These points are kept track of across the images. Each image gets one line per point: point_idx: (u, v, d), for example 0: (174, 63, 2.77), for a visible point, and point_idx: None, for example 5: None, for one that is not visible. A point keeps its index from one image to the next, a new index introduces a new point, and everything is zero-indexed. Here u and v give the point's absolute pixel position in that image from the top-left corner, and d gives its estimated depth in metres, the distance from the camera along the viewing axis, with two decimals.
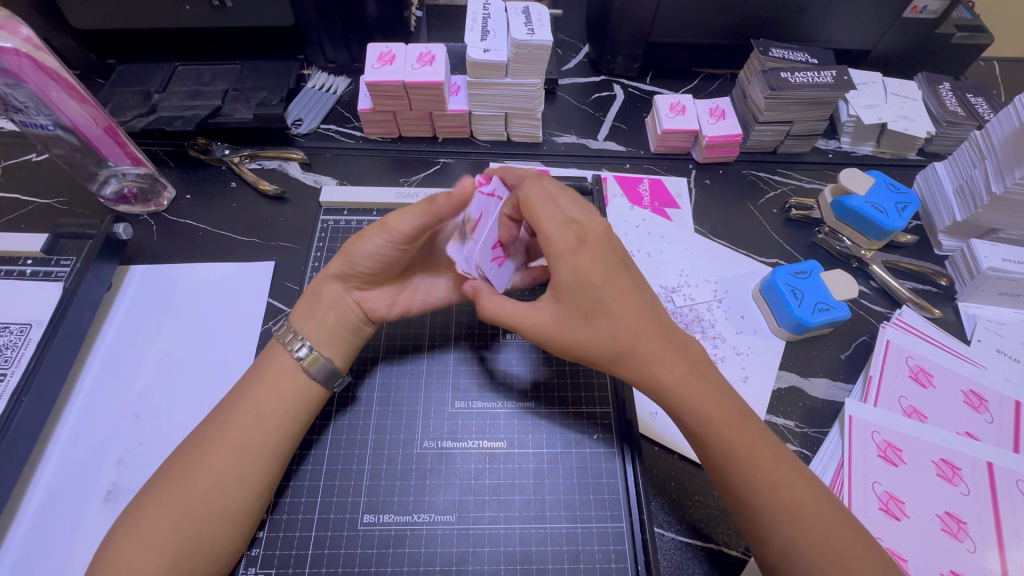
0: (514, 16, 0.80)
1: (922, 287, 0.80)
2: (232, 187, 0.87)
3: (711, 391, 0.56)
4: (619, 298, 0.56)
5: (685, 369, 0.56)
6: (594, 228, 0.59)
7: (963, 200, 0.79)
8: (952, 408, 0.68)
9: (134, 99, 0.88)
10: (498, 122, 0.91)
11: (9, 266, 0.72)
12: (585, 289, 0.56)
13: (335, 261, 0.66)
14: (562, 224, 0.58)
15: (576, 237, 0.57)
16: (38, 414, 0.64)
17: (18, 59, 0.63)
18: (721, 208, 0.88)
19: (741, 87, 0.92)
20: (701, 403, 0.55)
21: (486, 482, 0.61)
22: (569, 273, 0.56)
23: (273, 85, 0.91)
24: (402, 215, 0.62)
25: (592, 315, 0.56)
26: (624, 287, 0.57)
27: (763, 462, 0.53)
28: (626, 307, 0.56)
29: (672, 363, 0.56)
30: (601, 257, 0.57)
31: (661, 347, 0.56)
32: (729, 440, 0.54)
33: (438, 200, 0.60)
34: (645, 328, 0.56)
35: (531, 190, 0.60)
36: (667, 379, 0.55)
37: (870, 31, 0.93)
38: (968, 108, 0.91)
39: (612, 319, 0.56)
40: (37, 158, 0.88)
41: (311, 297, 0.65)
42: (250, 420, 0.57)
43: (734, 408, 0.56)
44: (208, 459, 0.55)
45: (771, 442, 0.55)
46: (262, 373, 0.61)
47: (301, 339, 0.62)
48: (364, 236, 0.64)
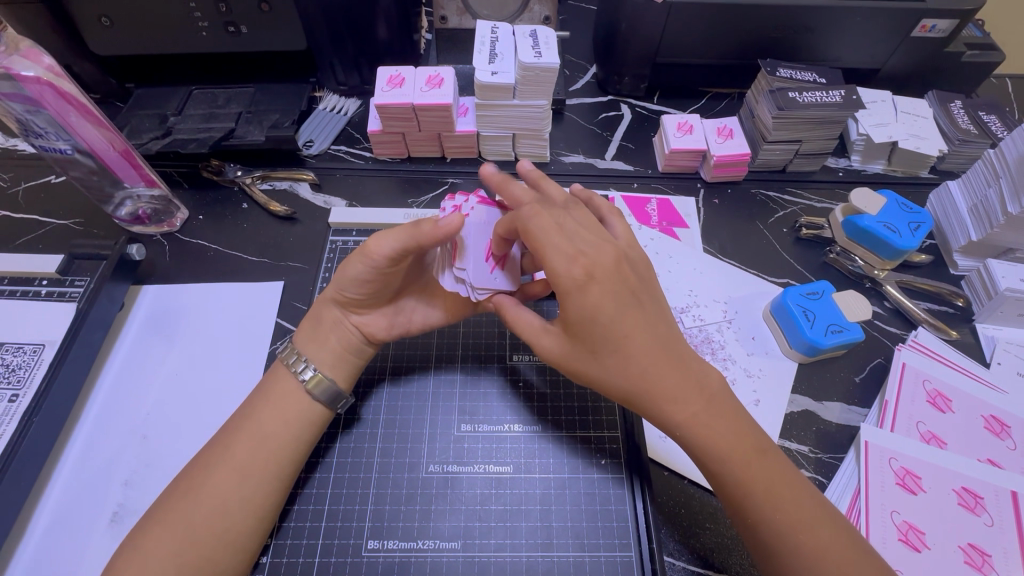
0: (522, 39, 0.81)
1: (938, 308, 0.79)
2: (243, 208, 0.88)
3: (725, 428, 0.55)
4: (628, 335, 0.55)
5: (700, 407, 0.55)
6: (603, 258, 0.56)
7: (979, 220, 0.78)
8: (973, 434, 0.66)
9: (150, 122, 0.90)
10: (507, 142, 0.91)
11: (26, 286, 0.73)
12: (594, 327, 0.55)
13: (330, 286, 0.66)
14: (569, 258, 0.55)
15: (585, 271, 0.55)
16: (48, 434, 0.64)
17: (39, 87, 0.65)
18: (730, 228, 0.87)
19: (749, 107, 0.92)
20: (715, 438, 0.54)
21: (493, 508, 0.60)
22: (575, 310, 0.55)
23: (285, 108, 0.93)
24: (382, 240, 0.59)
25: (601, 352, 0.56)
26: (634, 324, 0.55)
27: (782, 501, 0.52)
28: (635, 344, 0.55)
29: (685, 400, 0.55)
30: (612, 290, 0.55)
31: (675, 382, 0.55)
32: (739, 474, 0.53)
33: (424, 227, 0.57)
34: (654, 364, 0.55)
35: (535, 221, 0.57)
36: (680, 416, 0.55)
37: (879, 50, 0.93)
38: (981, 126, 0.90)
39: (622, 357, 0.55)
40: (56, 180, 0.90)
41: (313, 320, 0.65)
42: (252, 443, 0.57)
43: (751, 444, 0.55)
44: (209, 484, 0.54)
45: (789, 478, 0.54)
46: (267, 394, 0.61)
47: (305, 362, 0.62)
48: (347, 261, 0.63)
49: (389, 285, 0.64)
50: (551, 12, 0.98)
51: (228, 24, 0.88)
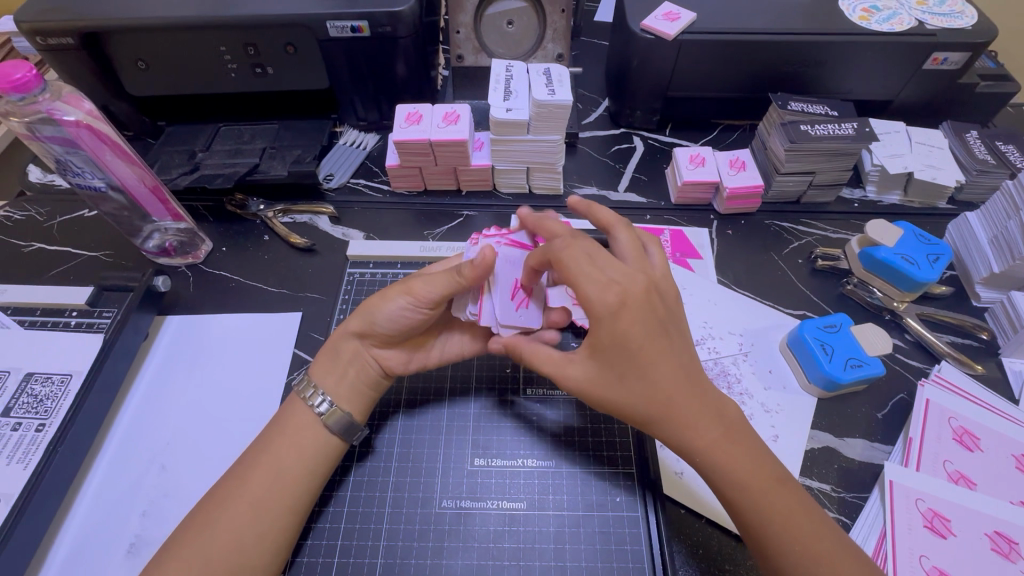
0: (536, 77, 0.83)
1: (961, 341, 0.77)
2: (265, 240, 0.90)
3: (745, 459, 0.54)
4: (655, 361, 0.55)
5: (719, 435, 0.55)
6: (636, 286, 0.56)
7: (1000, 251, 0.77)
8: (1003, 475, 0.63)
9: (179, 158, 0.94)
10: (521, 176, 0.93)
11: (57, 317, 0.76)
12: (622, 352, 0.55)
13: (355, 318, 0.66)
14: (602, 286, 0.55)
15: (617, 297, 0.55)
16: (71, 464, 0.65)
17: (78, 131, 0.69)
18: (744, 259, 0.87)
19: (761, 139, 0.93)
20: (734, 468, 0.54)
21: (506, 546, 0.59)
22: (605, 335, 0.55)
23: (308, 144, 0.96)
24: (428, 282, 0.63)
25: (626, 377, 0.56)
26: (661, 350, 0.55)
27: (801, 535, 0.51)
28: (662, 371, 0.55)
29: (703, 430, 0.55)
30: (643, 318, 0.55)
31: (695, 414, 0.55)
32: (760, 507, 0.53)
33: (465, 270, 0.61)
34: (678, 392, 0.55)
35: (566, 253, 0.57)
36: (701, 444, 0.55)
37: (891, 82, 0.94)
38: (999, 156, 0.89)
39: (647, 383, 0.55)
40: (89, 214, 0.94)
41: (330, 353, 0.66)
42: (269, 477, 0.57)
43: (770, 475, 0.54)
44: (224, 518, 0.55)
45: (810, 514, 0.53)
46: (282, 427, 0.62)
47: (319, 392, 0.63)
48: (387, 298, 0.65)
49: (422, 323, 0.67)
50: (564, 50, 1.01)
51: (256, 66, 0.92)
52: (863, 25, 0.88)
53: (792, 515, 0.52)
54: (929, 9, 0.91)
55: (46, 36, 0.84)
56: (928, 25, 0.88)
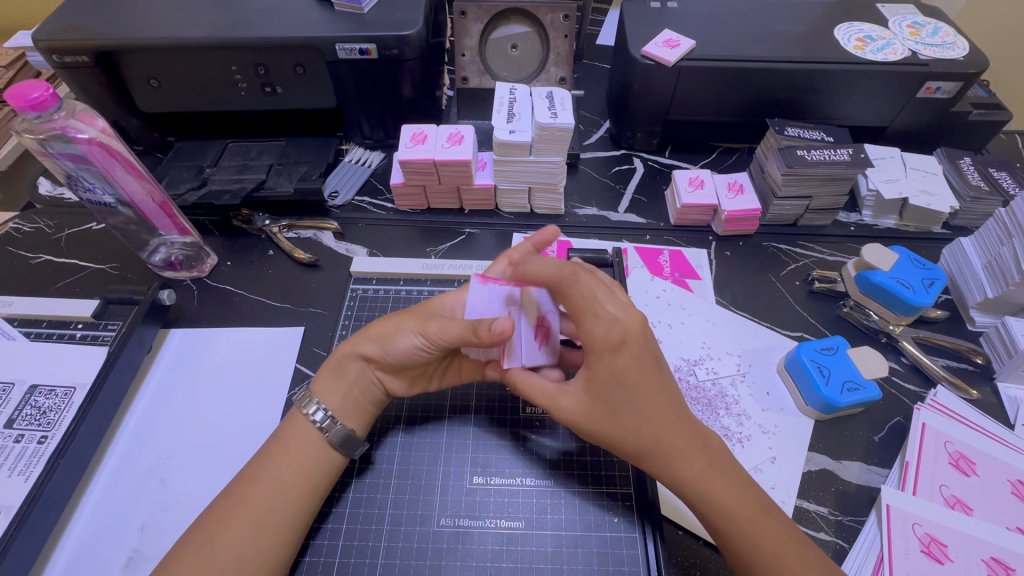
0: (539, 100, 0.85)
1: (957, 365, 0.78)
2: (269, 255, 0.92)
3: (735, 492, 0.55)
4: (649, 397, 0.57)
5: (706, 468, 0.56)
6: (634, 325, 0.58)
7: (993, 277, 0.78)
8: (999, 500, 0.64)
9: (188, 174, 0.96)
10: (522, 196, 0.95)
11: (62, 329, 0.77)
12: (618, 387, 0.57)
13: (364, 341, 0.67)
14: (607, 325, 0.57)
15: (619, 337, 0.57)
16: (71, 476, 0.66)
17: (90, 147, 0.71)
18: (742, 280, 0.88)
19: (759, 163, 0.95)
20: (725, 499, 0.55)
21: (503, 566, 0.60)
22: (603, 371, 0.57)
23: (314, 161, 0.98)
24: (442, 324, 0.64)
25: (621, 412, 0.57)
26: (655, 386, 0.57)
27: (785, 559, 0.52)
28: (655, 407, 0.57)
29: (691, 464, 0.56)
30: (639, 356, 0.57)
31: (685, 448, 0.56)
32: (755, 540, 0.53)
33: (479, 334, 0.60)
34: (670, 427, 0.57)
35: (573, 287, 0.60)
36: (693, 476, 0.56)
37: (885, 109, 0.96)
38: (992, 183, 0.91)
39: (641, 417, 0.56)
40: (96, 227, 0.95)
41: (335, 369, 0.66)
42: (272, 494, 0.58)
43: (757, 505, 0.55)
44: (226, 534, 0.55)
45: (790, 535, 0.54)
46: (282, 444, 0.62)
47: (313, 401, 0.64)
48: (401, 331, 0.66)
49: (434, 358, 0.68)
50: (567, 73, 1.03)
51: (265, 85, 0.94)
52: (858, 54, 0.91)
53: (783, 545, 0.53)
54: (922, 40, 0.93)
55: (62, 54, 0.86)
56: (921, 56, 0.91)
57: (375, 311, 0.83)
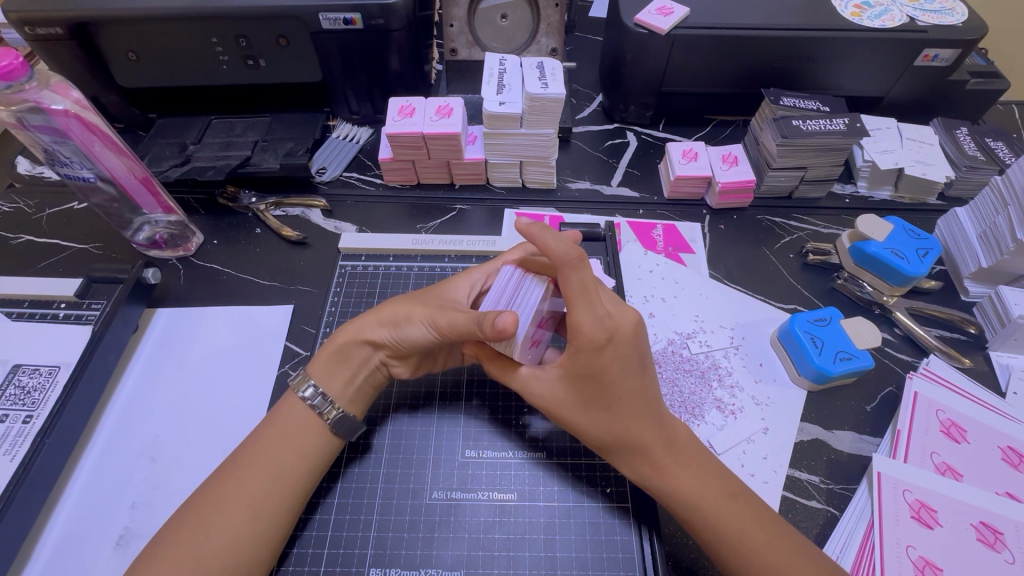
0: (529, 71, 0.83)
1: (950, 335, 0.78)
2: (257, 233, 0.90)
3: (704, 480, 0.56)
4: (625, 394, 0.57)
5: (668, 459, 0.57)
6: (625, 323, 0.56)
7: (988, 247, 0.78)
8: (989, 466, 0.64)
9: (170, 151, 0.93)
10: (514, 170, 0.93)
11: (45, 309, 0.75)
12: (596, 382, 0.56)
13: (372, 324, 0.65)
14: (596, 320, 0.55)
15: (606, 334, 0.55)
16: (58, 456, 0.65)
17: (66, 119, 0.69)
18: (736, 254, 0.87)
19: (754, 134, 0.93)
20: (683, 485, 0.56)
21: (497, 537, 0.59)
22: (582, 367, 0.56)
23: (300, 137, 0.96)
24: (451, 314, 0.61)
25: (593, 404, 0.58)
26: (637, 383, 0.57)
27: (758, 548, 0.53)
28: (629, 402, 0.57)
29: (656, 454, 0.57)
30: (624, 355, 0.56)
31: (655, 438, 0.57)
32: (720, 528, 0.54)
33: (488, 327, 0.55)
34: (642, 423, 0.57)
35: (573, 274, 0.54)
36: (659, 462, 0.57)
37: (882, 78, 0.94)
38: (988, 153, 0.90)
39: (611, 411, 0.57)
40: (78, 207, 0.93)
41: (337, 355, 0.64)
42: (268, 478, 0.57)
43: (726, 493, 0.56)
44: (219, 518, 0.54)
45: (767, 522, 0.55)
46: (279, 425, 0.61)
47: (310, 383, 0.63)
48: (412, 319, 0.64)
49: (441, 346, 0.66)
50: (558, 44, 1.01)
51: (247, 58, 0.92)
52: (855, 21, 0.89)
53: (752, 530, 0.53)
54: (920, 6, 0.91)
55: (34, 26, 0.83)
56: (919, 22, 0.89)
57: (365, 287, 0.82)
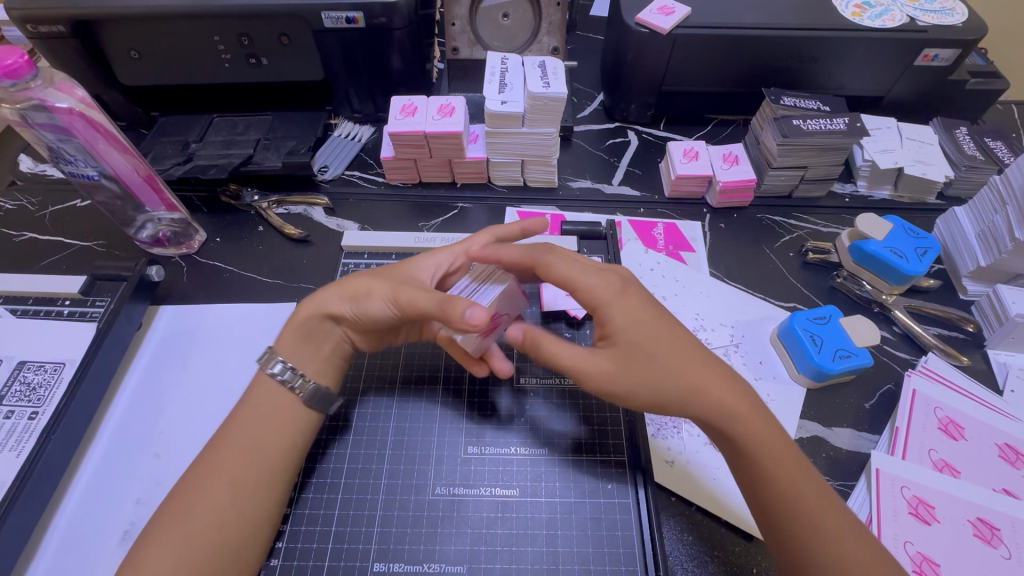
0: (530, 70, 0.83)
1: (949, 334, 0.78)
2: (259, 231, 0.90)
3: (765, 422, 0.55)
4: (672, 335, 0.57)
5: (737, 400, 0.55)
6: (625, 274, 0.63)
7: (987, 245, 0.78)
8: (986, 463, 0.65)
9: (173, 149, 0.94)
10: (515, 168, 0.93)
11: (49, 306, 0.75)
12: (638, 330, 0.57)
13: (333, 298, 0.66)
14: (598, 274, 0.61)
15: (619, 283, 0.60)
16: (63, 452, 0.65)
17: (70, 117, 0.69)
18: (736, 252, 0.88)
19: (754, 134, 0.94)
20: (753, 426, 0.54)
21: (499, 532, 0.60)
22: (620, 315, 0.58)
23: (302, 135, 0.96)
24: (414, 292, 0.62)
25: (650, 352, 0.56)
26: (672, 327, 0.58)
27: (819, 488, 0.52)
28: (678, 341, 0.57)
29: (725, 397, 0.55)
30: (645, 302, 0.60)
31: (715, 380, 0.56)
32: (790, 469, 0.53)
33: (449, 310, 0.57)
34: (700, 365, 0.56)
35: (548, 257, 0.62)
36: (738, 411, 0.54)
37: (882, 78, 0.95)
38: (987, 152, 0.90)
39: (671, 356, 0.56)
40: (81, 204, 0.93)
41: (300, 329, 0.65)
42: (246, 457, 0.57)
43: (779, 435, 0.55)
44: (200, 499, 0.55)
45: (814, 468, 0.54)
46: (253, 406, 0.61)
47: (278, 360, 0.63)
48: (374, 295, 0.64)
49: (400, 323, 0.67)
50: (559, 43, 1.01)
51: (250, 56, 0.92)
52: (855, 21, 0.89)
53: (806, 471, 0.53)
54: (921, 6, 0.92)
55: (37, 24, 0.83)
56: (920, 22, 0.89)
57: None
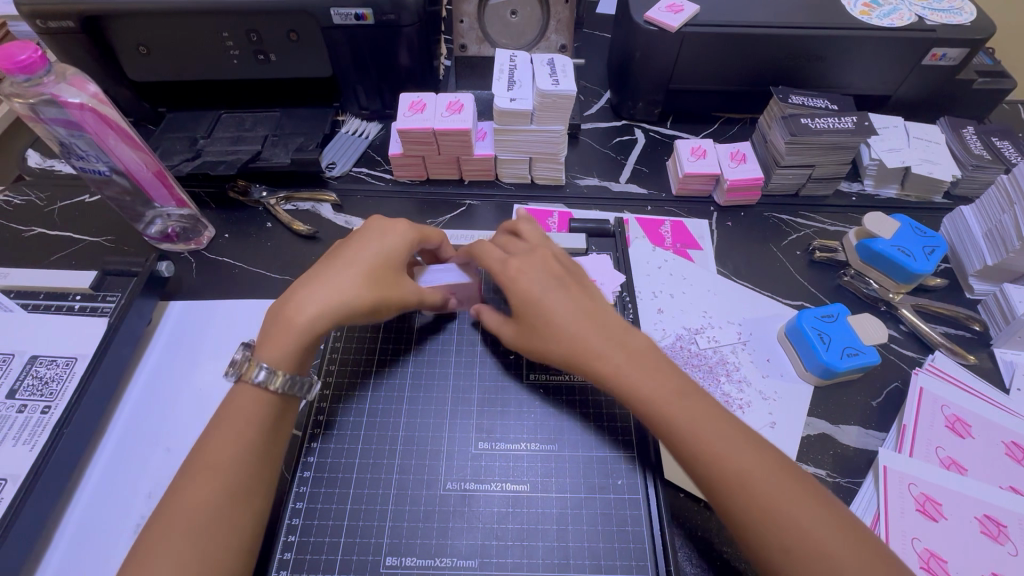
0: (539, 67, 0.84)
1: (955, 332, 0.79)
2: (268, 227, 0.91)
3: (658, 383, 0.56)
4: (558, 308, 0.60)
5: (621, 362, 0.58)
6: (533, 254, 0.65)
7: (994, 245, 0.79)
8: (993, 461, 0.65)
9: (181, 145, 0.94)
10: (523, 166, 0.94)
11: (60, 301, 0.75)
12: (529, 306, 0.61)
13: (345, 308, 0.62)
14: (501, 257, 0.65)
15: (518, 262, 0.64)
16: (76, 446, 0.66)
17: (82, 113, 0.69)
18: (744, 250, 0.88)
19: (762, 133, 0.94)
20: (639, 387, 0.56)
21: (510, 527, 0.60)
22: (517, 292, 0.62)
23: (310, 132, 0.96)
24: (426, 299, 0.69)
25: (539, 325, 0.61)
26: (569, 297, 0.62)
27: (714, 445, 0.52)
28: (564, 313, 0.60)
29: (611, 361, 0.58)
30: (543, 275, 0.63)
31: (605, 345, 0.59)
32: (681, 426, 0.54)
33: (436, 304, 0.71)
34: (585, 332, 0.59)
35: (476, 240, 0.69)
36: (628, 377, 0.57)
37: (889, 78, 0.95)
38: (994, 152, 0.90)
39: (557, 325, 0.60)
40: (90, 200, 0.94)
41: (310, 337, 0.61)
42: (235, 454, 0.55)
43: (674, 393, 0.56)
44: (194, 501, 0.51)
45: (721, 420, 0.54)
46: (235, 407, 0.58)
47: (265, 369, 0.58)
48: (389, 309, 0.66)
49: None
50: (567, 41, 1.02)
51: (258, 52, 0.92)
52: (864, 20, 0.89)
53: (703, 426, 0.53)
54: (930, 5, 0.92)
55: (46, 19, 0.83)
56: (928, 21, 0.89)
57: None
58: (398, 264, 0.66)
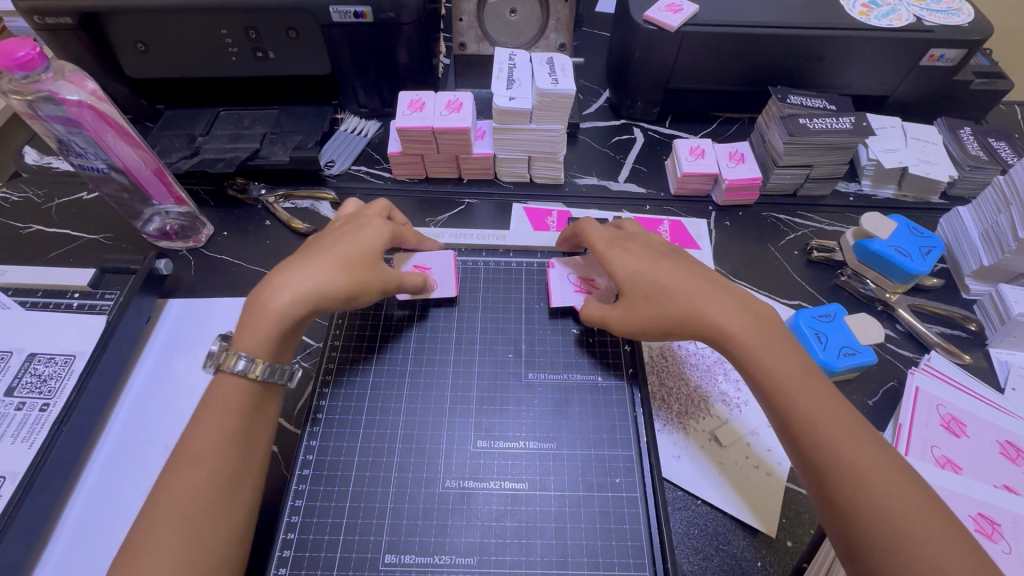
0: (539, 66, 0.84)
1: (951, 332, 0.79)
2: (266, 225, 0.91)
3: (782, 354, 0.60)
4: (672, 279, 0.66)
5: (742, 331, 0.62)
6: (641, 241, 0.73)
7: (990, 245, 0.79)
8: (988, 460, 0.65)
9: (179, 143, 0.94)
10: (522, 165, 0.94)
11: (58, 298, 0.75)
12: (641, 279, 0.67)
13: (326, 291, 0.64)
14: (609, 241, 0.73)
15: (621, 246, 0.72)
16: (75, 443, 0.66)
17: (80, 109, 0.69)
18: (742, 250, 0.88)
19: (760, 133, 0.94)
20: (763, 357, 0.59)
21: (509, 525, 0.61)
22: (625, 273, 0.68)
23: (309, 130, 0.96)
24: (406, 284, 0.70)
25: (650, 298, 0.66)
26: (687, 275, 0.67)
27: (824, 412, 0.54)
28: (674, 283, 0.66)
29: (732, 330, 0.62)
30: (656, 256, 0.70)
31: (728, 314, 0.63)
32: (798, 393, 0.56)
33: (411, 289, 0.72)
34: (701, 301, 0.64)
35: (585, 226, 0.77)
36: (745, 341, 0.61)
37: (887, 78, 0.95)
38: (991, 153, 0.91)
39: (666, 295, 0.65)
40: (88, 197, 0.93)
41: (291, 321, 0.62)
42: (215, 442, 0.55)
43: (800, 366, 0.58)
44: (179, 493, 0.51)
45: (832, 394, 0.56)
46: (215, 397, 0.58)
47: (241, 356, 0.59)
48: (369, 292, 0.67)
49: None
50: (567, 40, 1.01)
51: (257, 50, 0.92)
52: (862, 20, 0.89)
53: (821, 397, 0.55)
54: (927, 6, 0.92)
55: (44, 16, 0.83)
56: (926, 22, 0.89)
57: None
58: (371, 250, 0.69)
